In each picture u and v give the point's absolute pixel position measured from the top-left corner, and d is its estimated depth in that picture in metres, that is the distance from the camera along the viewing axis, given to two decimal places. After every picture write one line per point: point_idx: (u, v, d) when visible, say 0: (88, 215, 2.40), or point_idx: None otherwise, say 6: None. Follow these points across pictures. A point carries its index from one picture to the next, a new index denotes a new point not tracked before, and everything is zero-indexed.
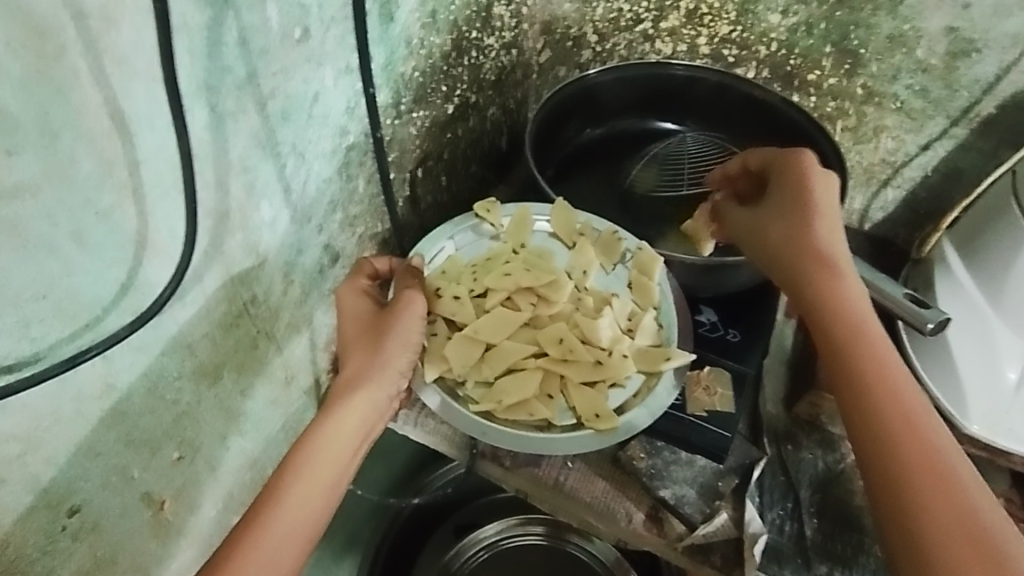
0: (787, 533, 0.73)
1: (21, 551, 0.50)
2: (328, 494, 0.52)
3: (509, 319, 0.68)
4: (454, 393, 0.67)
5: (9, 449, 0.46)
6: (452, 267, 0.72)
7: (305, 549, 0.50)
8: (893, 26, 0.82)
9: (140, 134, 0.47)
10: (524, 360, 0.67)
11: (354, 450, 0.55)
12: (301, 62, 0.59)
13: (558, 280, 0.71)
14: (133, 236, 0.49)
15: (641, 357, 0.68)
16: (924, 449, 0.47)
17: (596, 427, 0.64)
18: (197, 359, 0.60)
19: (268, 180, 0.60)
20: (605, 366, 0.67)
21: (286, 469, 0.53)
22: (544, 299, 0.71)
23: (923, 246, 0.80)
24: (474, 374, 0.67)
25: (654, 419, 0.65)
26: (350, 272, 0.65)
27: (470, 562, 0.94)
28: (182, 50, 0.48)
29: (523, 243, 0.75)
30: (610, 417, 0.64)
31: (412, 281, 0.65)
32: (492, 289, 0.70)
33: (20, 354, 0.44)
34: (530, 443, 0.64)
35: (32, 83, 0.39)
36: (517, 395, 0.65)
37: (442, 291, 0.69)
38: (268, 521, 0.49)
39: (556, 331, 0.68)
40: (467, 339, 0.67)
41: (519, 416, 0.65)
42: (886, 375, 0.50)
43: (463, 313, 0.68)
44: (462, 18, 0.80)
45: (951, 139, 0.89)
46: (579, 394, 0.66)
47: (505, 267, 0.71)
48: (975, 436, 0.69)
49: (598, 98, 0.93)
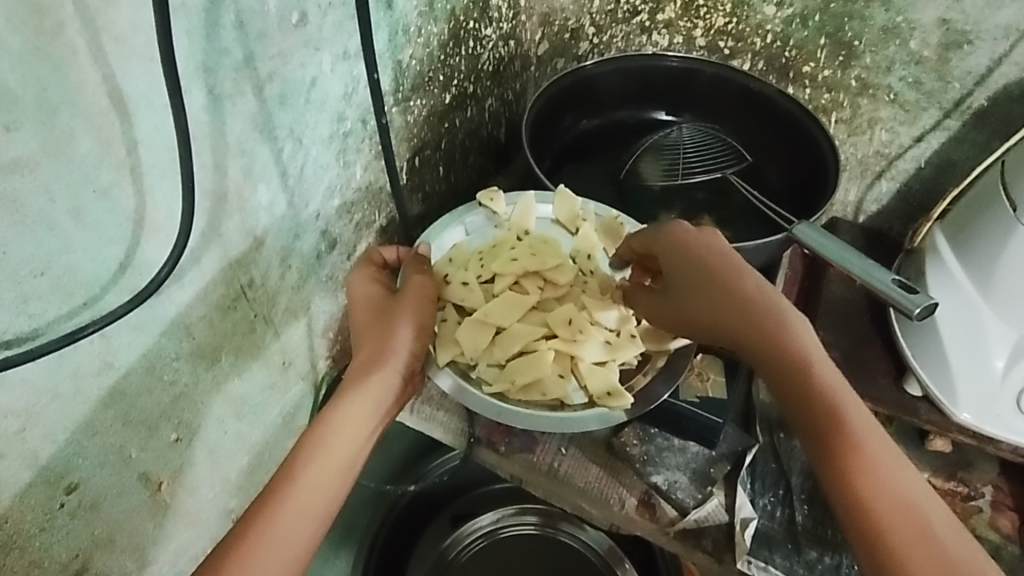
0: (778, 519, 0.72)
1: (20, 526, 0.50)
2: (342, 474, 0.53)
3: (518, 303, 0.69)
4: (467, 375, 0.68)
5: (8, 424, 0.47)
6: (459, 255, 0.73)
7: (318, 529, 0.50)
8: (887, 18, 0.83)
9: (138, 113, 0.47)
10: (535, 342, 0.67)
11: (368, 434, 0.56)
12: (298, 47, 0.60)
13: (564, 264, 0.72)
14: (132, 215, 0.50)
15: (648, 337, 0.69)
16: (897, 499, 0.47)
17: (608, 405, 0.64)
18: (195, 341, 0.61)
19: (265, 163, 0.61)
20: (615, 345, 0.67)
21: (300, 448, 0.53)
22: (552, 283, 0.71)
23: (914, 238, 0.82)
24: (486, 357, 0.67)
25: (665, 395, 0.67)
26: (360, 261, 0.66)
27: (464, 550, 0.94)
28: (180, 31, 0.48)
29: (526, 230, 0.75)
30: (621, 394, 0.64)
31: (423, 269, 0.66)
32: (500, 274, 0.71)
33: (18, 329, 0.45)
34: (544, 422, 0.64)
35: (31, 58, 0.40)
36: (530, 375, 0.65)
37: (449, 278, 0.70)
38: (284, 496, 0.50)
39: (565, 312, 0.68)
40: (477, 322, 0.67)
41: (532, 396, 0.66)
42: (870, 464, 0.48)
43: (472, 298, 0.69)
44: (460, 7, 0.81)
45: (944, 131, 0.89)
46: (591, 373, 0.66)
47: (511, 252, 0.72)
48: (965, 424, 0.72)
49: (596, 89, 0.94)
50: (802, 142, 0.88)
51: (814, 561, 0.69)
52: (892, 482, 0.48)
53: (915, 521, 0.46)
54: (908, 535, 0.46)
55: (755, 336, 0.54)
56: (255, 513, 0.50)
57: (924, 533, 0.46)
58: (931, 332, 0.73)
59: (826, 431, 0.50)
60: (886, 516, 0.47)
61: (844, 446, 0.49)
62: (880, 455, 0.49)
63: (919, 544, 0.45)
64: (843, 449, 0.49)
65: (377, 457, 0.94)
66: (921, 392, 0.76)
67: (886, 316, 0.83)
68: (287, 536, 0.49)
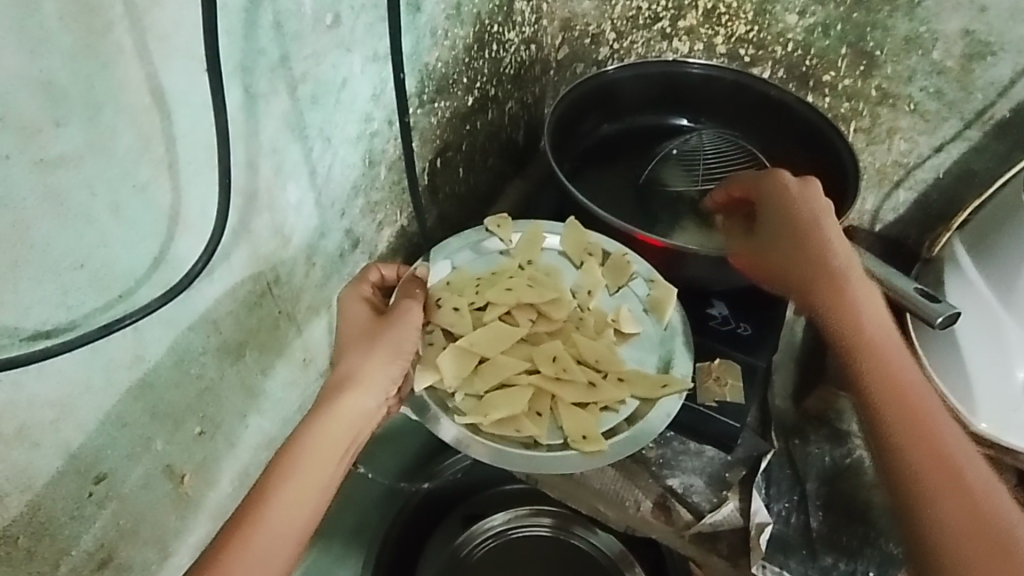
0: (793, 526, 0.72)
1: (50, 515, 0.51)
2: (318, 495, 0.53)
3: (505, 335, 0.67)
4: (444, 403, 0.65)
5: (44, 413, 0.47)
6: (458, 280, 0.72)
7: (294, 551, 0.51)
8: (910, 28, 0.83)
9: (177, 111, 0.48)
10: (516, 376, 0.66)
11: (343, 454, 0.57)
12: (331, 48, 0.61)
13: (560, 298, 0.70)
14: (167, 210, 0.50)
15: (637, 383, 0.66)
16: (933, 441, 0.51)
17: (582, 449, 0.62)
18: (221, 336, 0.61)
19: (295, 162, 0.61)
20: (599, 388, 0.65)
21: (274, 469, 0.54)
22: (544, 317, 0.70)
23: (934, 246, 0.82)
24: (465, 386, 0.65)
25: (638, 449, 0.63)
26: (354, 279, 0.66)
27: (477, 549, 0.90)
28: (220, 31, 0.49)
29: (531, 260, 0.74)
30: (598, 440, 0.62)
31: (414, 292, 0.65)
32: (493, 303, 0.69)
33: (57, 320, 0.46)
34: (513, 460, 0.62)
35: (81, 56, 0.41)
36: (506, 410, 0.63)
37: (441, 301, 0.69)
38: (258, 517, 0.51)
39: (550, 349, 0.67)
40: (462, 350, 0.66)
41: (506, 431, 0.63)
42: (903, 392, 0.54)
43: (461, 325, 0.67)
44: (485, 11, 0.82)
45: (965, 141, 0.90)
46: (568, 415, 0.64)
47: (508, 282, 0.71)
48: (982, 434, 0.70)
49: (616, 94, 0.95)
50: (821, 146, 0.89)
51: (830, 568, 0.69)
52: (938, 434, 0.51)
53: (955, 467, 0.50)
54: (940, 474, 0.50)
55: (823, 292, 0.60)
56: (229, 534, 0.51)
57: (959, 477, 0.49)
58: (948, 338, 0.73)
59: (882, 393, 0.54)
60: (922, 458, 0.50)
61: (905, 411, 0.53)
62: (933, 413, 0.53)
63: (951, 484, 0.49)
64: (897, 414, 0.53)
65: (389, 454, 0.95)
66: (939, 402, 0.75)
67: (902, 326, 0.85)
68: (266, 554, 0.50)
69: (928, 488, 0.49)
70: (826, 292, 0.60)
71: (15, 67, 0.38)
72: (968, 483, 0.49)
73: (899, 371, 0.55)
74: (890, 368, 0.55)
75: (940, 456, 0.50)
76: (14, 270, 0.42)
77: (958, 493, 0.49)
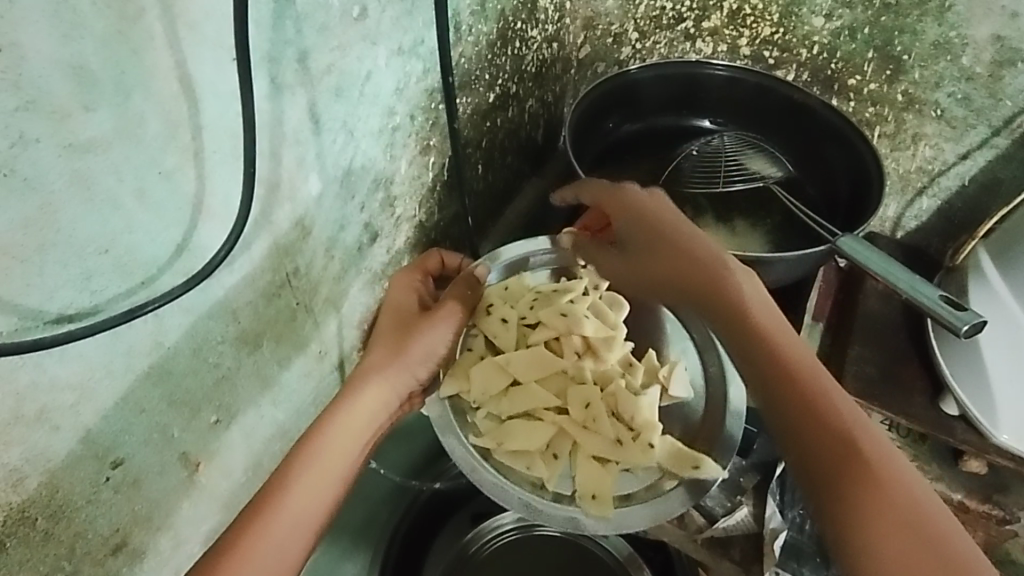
0: (808, 532, 0.71)
1: (67, 499, 0.52)
2: (336, 487, 0.55)
3: (546, 362, 0.66)
4: (464, 416, 0.66)
5: (64, 397, 0.48)
6: (515, 287, 0.71)
7: (309, 539, 0.52)
8: (939, 33, 0.82)
9: (205, 99, 0.49)
10: (545, 411, 0.65)
11: (361, 446, 0.58)
12: (357, 41, 0.61)
13: (615, 337, 0.67)
14: (191, 198, 0.51)
15: (668, 454, 0.63)
16: (852, 439, 0.47)
17: (587, 508, 0.61)
18: (240, 325, 0.62)
19: (318, 154, 0.62)
20: (625, 447, 0.63)
21: (293, 459, 0.55)
22: (590, 354, 0.67)
23: (957, 255, 0.81)
24: (490, 405, 0.65)
25: (650, 525, 0.61)
26: (410, 264, 0.71)
27: (487, 545, 0.87)
28: (251, 21, 0.50)
29: (598, 285, 0.71)
30: (605, 503, 0.61)
31: (464, 293, 0.68)
32: (544, 324, 0.67)
33: (81, 304, 0.46)
34: (515, 497, 0.62)
35: (114, 42, 0.41)
36: (520, 444, 0.63)
37: (492, 309, 0.69)
38: (278, 502, 0.52)
39: (586, 393, 0.65)
40: (496, 367, 0.66)
41: (516, 464, 0.63)
42: (803, 380, 0.50)
43: (505, 338, 0.67)
44: (509, 8, 0.81)
45: (992, 149, 0.89)
46: (587, 468, 0.63)
47: (565, 305, 0.67)
48: (1003, 445, 0.72)
49: (639, 94, 0.94)
50: (848, 157, 0.88)
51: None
52: (866, 436, 0.47)
53: (871, 468, 0.46)
54: (845, 465, 0.46)
55: (701, 286, 0.56)
56: (245, 522, 0.51)
57: (870, 473, 0.45)
58: (974, 349, 0.72)
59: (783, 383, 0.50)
60: (826, 451, 0.47)
61: (805, 398, 0.49)
62: (871, 442, 0.47)
63: (868, 484, 0.45)
64: (820, 421, 0.48)
65: (400, 448, 0.94)
66: (958, 412, 0.77)
67: (926, 334, 0.83)
68: (283, 541, 0.50)
69: (851, 498, 0.45)
70: (697, 285, 0.56)
71: (49, 51, 0.38)
72: (888, 479, 0.45)
73: (813, 372, 0.51)
74: (797, 365, 0.51)
75: (853, 454, 0.46)
76: (40, 253, 0.42)
77: (873, 484, 0.45)
